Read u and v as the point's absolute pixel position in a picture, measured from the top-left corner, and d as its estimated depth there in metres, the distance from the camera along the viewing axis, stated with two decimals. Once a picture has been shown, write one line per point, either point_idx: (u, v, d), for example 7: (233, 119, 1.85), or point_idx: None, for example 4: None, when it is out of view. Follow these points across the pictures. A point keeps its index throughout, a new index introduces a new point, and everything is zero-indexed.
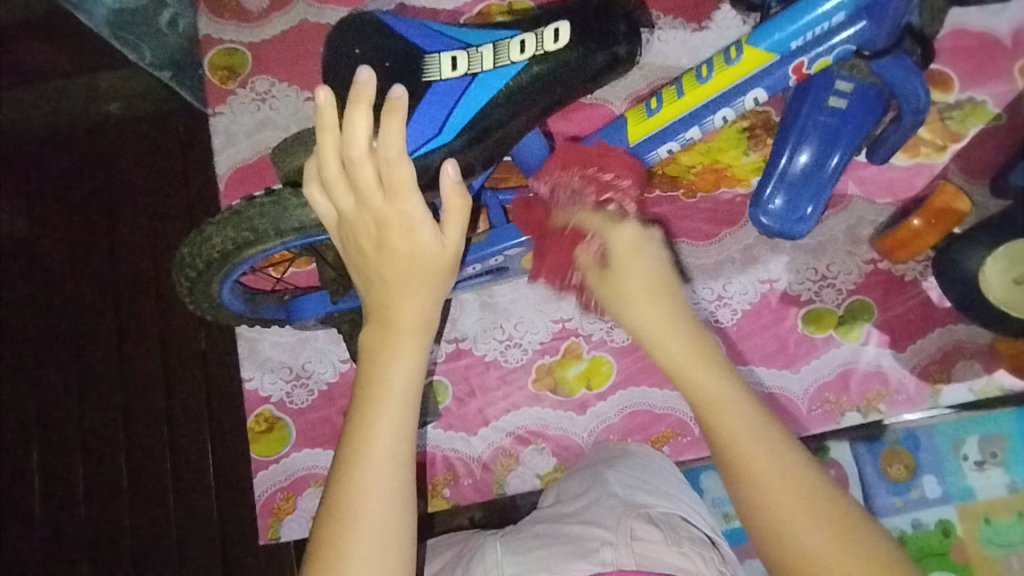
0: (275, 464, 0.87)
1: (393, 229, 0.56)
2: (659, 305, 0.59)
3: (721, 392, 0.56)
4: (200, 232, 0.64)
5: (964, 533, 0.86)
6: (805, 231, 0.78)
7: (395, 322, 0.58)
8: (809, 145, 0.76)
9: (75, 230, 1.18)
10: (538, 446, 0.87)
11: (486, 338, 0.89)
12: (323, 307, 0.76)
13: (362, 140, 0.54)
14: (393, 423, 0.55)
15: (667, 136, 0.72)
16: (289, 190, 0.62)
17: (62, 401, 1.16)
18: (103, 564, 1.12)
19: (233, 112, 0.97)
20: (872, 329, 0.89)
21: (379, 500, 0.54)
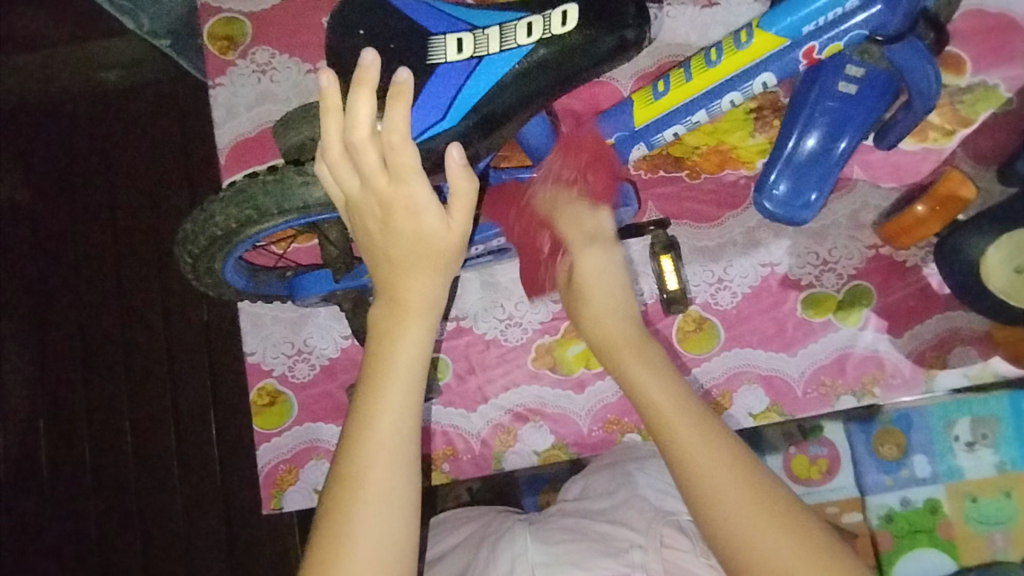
0: (277, 437, 0.89)
1: (397, 211, 0.56)
2: (611, 324, 0.66)
3: (653, 386, 0.61)
4: (202, 209, 0.64)
5: (951, 510, 0.88)
6: (808, 217, 0.78)
7: (402, 299, 0.58)
8: (817, 130, 0.75)
9: (75, 199, 1.18)
10: (537, 424, 0.88)
11: (487, 317, 0.90)
12: (324, 285, 0.76)
13: (365, 123, 0.53)
14: (400, 397, 0.56)
15: (673, 120, 0.72)
16: (291, 167, 0.61)
17: (67, 366, 1.17)
18: (111, 527, 1.15)
19: (233, 84, 0.96)
20: (870, 314, 0.89)
21: (385, 472, 0.55)
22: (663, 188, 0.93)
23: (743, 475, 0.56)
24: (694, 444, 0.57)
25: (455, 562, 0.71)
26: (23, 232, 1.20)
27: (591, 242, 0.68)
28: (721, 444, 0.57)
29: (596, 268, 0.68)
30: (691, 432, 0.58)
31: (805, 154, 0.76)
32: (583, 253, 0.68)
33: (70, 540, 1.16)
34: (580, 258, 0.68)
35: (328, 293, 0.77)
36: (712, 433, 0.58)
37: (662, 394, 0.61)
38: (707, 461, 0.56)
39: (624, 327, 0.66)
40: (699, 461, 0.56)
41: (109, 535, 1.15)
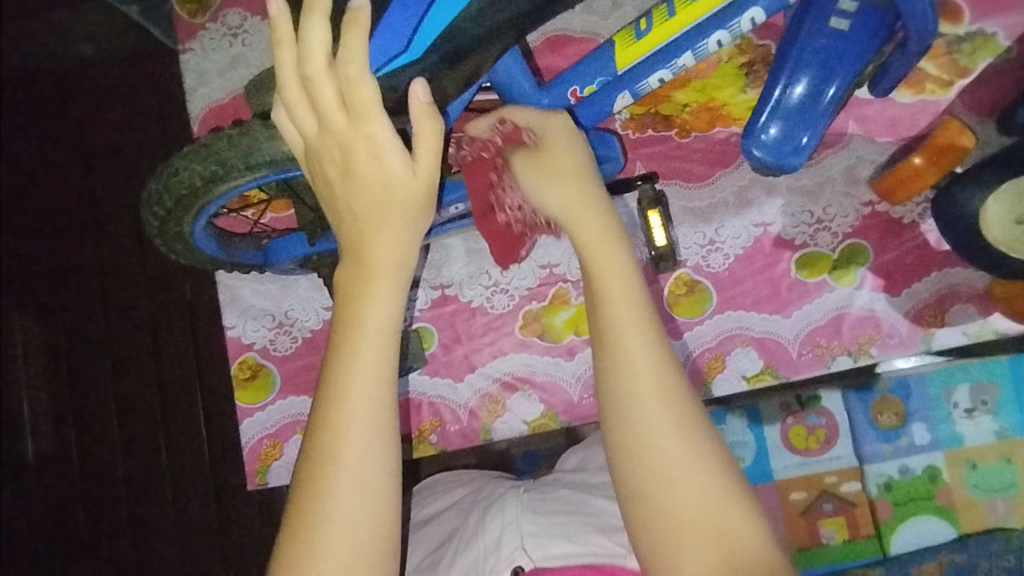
0: (260, 412, 0.86)
1: (358, 154, 0.53)
2: (583, 225, 0.63)
3: (618, 286, 0.60)
4: (167, 167, 0.61)
5: (951, 478, 0.87)
6: (799, 164, 0.74)
7: (369, 260, 0.55)
8: (806, 74, 0.71)
9: (57, 178, 1.17)
10: (526, 393, 0.86)
11: (473, 284, 0.87)
12: (300, 249, 0.73)
13: (321, 63, 0.51)
14: (373, 361, 0.54)
15: (657, 63, 0.67)
16: (258, 119, 0.58)
17: (50, 342, 1.18)
18: (100, 506, 1.15)
19: (205, 48, 0.92)
20: (867, 274, 0.87)
21: (359, 438, 0.53)
22: (652, 147, 0.90)
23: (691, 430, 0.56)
24: (649, 394, 0.56)
25: (442, 524, 0.71)
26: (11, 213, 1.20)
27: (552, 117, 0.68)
28: (665, 377, 0.57)
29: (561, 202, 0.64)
30: (646, 379, 0.56)
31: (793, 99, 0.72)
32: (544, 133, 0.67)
33: (61, 520, 1.17)
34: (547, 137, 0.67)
35: (305, 258, 0.74)
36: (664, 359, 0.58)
37: (617, 283, 0.60)
38: (649, 390, 0.56)
39: (590, 207, 0.63)
40: (648, 408, 0.56)
41: (99, 514, 1.15)
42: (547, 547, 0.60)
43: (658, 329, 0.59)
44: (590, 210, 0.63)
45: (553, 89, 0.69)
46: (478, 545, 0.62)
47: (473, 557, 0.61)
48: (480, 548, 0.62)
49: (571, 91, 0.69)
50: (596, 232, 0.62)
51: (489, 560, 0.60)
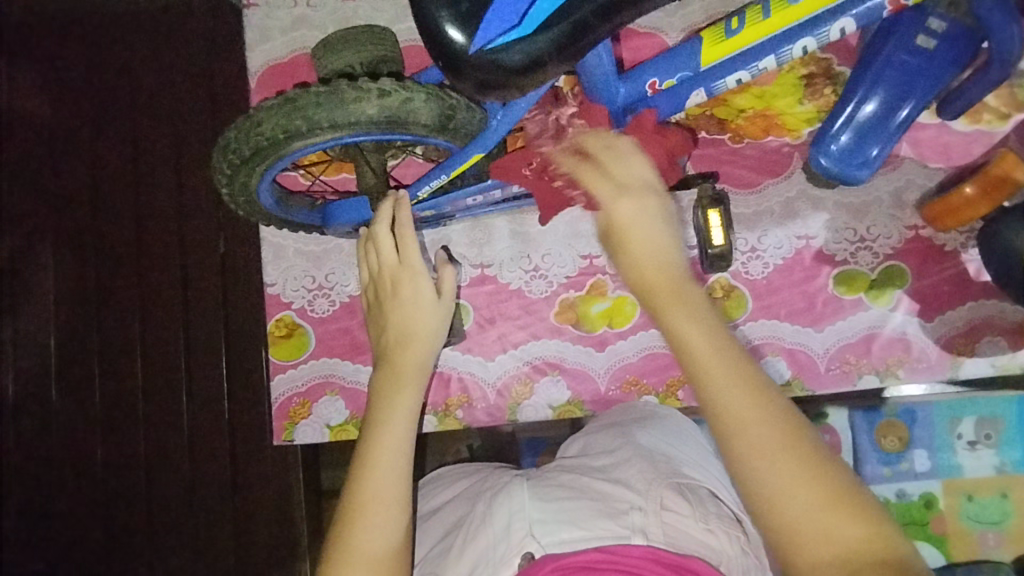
0: (293, 369, 0.88)
1: (403, 284, 0.72)
2: (656, 271, 0.54)
3: (696, 331, 0.51)
4: (249, 117, 0.62)
5: (945, 506, 0.88)
6: (865, 177, 0.74)
7: (401, 362, 0.70)
8: (881, 91, 0.71)
9: (112, 122, 1.21)
10: (554, 378, 0.87)
11: (513, 266, 0.88)
12: (362, 213, 0.75)
13: (385, 239, 0.72)
14: (395, 441, 0.64)
15: (739, 64, 0.66)
16: (346, 80, 0.59)
17: (82, 282, 1.21)
18: (118, 447, 1.18)
19: (269, 5, 0.93)
20: (903, 296, 0.87)
21: (381, 506, 0.61)
22: (703, 149, 0.90)
23: (796, 434, 0.47)
24: (732, 387, 0.48)
25: (450, 516, 0.72)
26: (59, 154, 1.23)
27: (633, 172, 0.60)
28: (765, 404, 0.48)
29: (636, 215, 0.57)
30: (750, 416, 0.47)
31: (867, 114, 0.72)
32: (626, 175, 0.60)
33: (78, 457, 1.20)
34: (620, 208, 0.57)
35: (361, 224, 0.76)
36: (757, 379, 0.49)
37: (707, 338, 0.50)
38: (753, 427, 0.47)
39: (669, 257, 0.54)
40: (754, 429, 0.47)
41: (116, 455, 1.18)
42: (555, 534, 0.59)
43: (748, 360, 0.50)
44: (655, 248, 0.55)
45: (633, 78, 0.67)
46: (486, 533, 0.62)
47: (481, 547, 0.61)
48: (488, 537, 0.61)
49: (651, 81, 0.67)
50: (647, 260, 0.55)
51: (500, 547, 0.60)
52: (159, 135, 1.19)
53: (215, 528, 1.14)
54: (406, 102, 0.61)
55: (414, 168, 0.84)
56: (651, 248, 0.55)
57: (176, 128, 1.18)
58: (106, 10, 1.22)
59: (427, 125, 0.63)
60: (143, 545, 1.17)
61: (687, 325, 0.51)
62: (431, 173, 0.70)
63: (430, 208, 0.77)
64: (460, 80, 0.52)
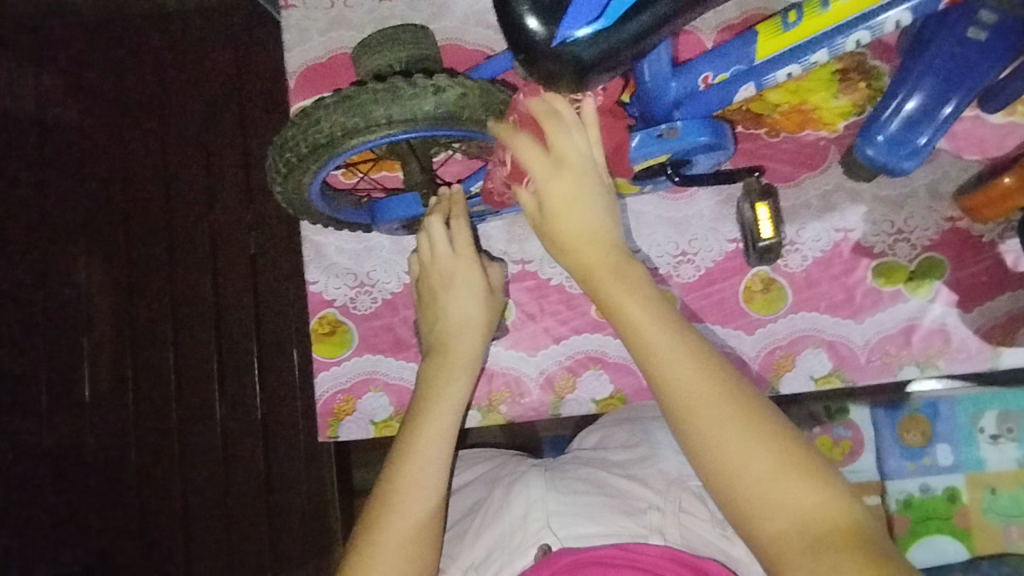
0: (336, 366, 0.88)
1: (457, 279, 0.75)
2: (590, 246, 0.60)
3: (639, 309, 0.56)
4: (306, 115, 0.62)
5: (970, 501, 0.88)
6: (910, 167, 0.75)
7: (453, 351, 0.73)
8: (930, 83, 0.72)
9: (141, 124, 1.22)
10: (597, 372, 0.88)
11: (553, 262, 0.89)
12: (413, 210, 0.76)
13: (439, 230, 0.73)
14: (440, 427, 0.67)
15: (792, 58, 0.67)
16: (404, 77, 0.59)
17: (113, 283, 1.21)
18: (151, 448, 1.19)
19: (306, 6, 0.93)
20: (941, 287, 0.88)
21: (420, 491, 0.64)
22: (740, 144, 0.91)
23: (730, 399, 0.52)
24: (668, 351, 0.54)
25: (466, 497, 0.75)
26: (88, 157, 1.24)
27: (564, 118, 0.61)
28: (711, 369, 0.53)
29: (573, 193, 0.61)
30: (699, 381, 0.52)
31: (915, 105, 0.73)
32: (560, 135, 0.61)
33: (110, 459, 1.20)
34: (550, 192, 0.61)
35: (411, 219, 0.77)
36: (688, 339, 0.55)
37: (646, 317, 0.56)
38: (699, 393, 0.52)
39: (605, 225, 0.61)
40: (694, 399, 0.52)
41: (149, 456, 1.19)
42: (571, 527, 0.62)
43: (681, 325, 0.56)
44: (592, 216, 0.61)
45: (685, 73, 0.67)
46: (507, 519, 0.65)
47: (501, 531, 0.64)
48: (507, 523, 0.64)
49: (703, 76, 0.68)
50: (578, 230, 0.61)
51: (516, 536, 0.63)
52: (189, 138, 1.20)
53: (247, 527, 1.15)
54: (462, 97, 0.61)
55: (459, 164, 0.85)
56: (579, 205, 0.61)
57: (206, 130, 1.19)
58: (136, 14, 1.23)
59: (482, 120, 0.63)
60: (176, 546, 1.18)
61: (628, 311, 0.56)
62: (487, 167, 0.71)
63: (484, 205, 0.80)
64: (533, 72, 0.53)
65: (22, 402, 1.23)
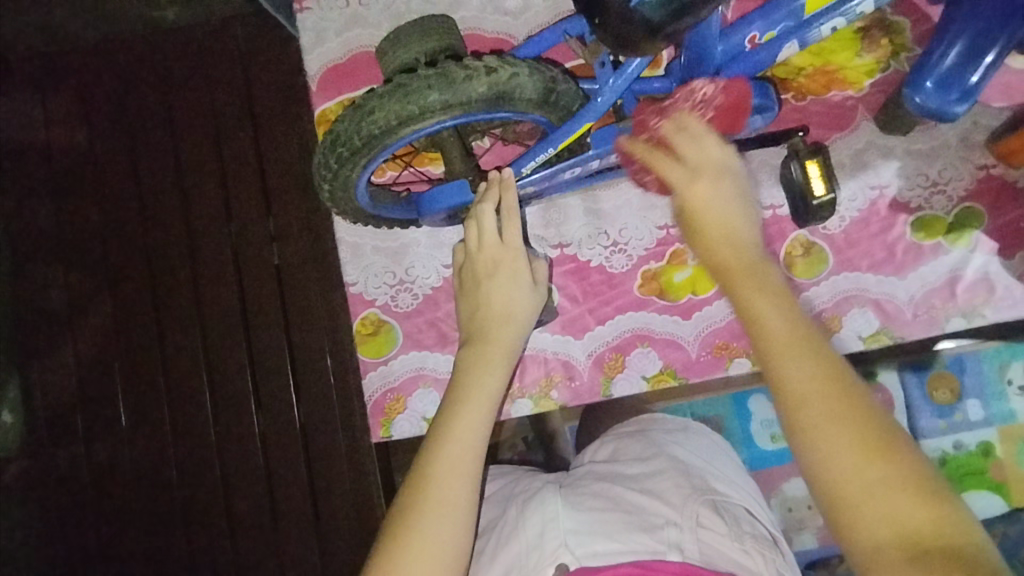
0: (383, 366, 0.88)
1: (503, 270, 0.75)
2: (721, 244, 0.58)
3: (768, 310, 0.53)
4: (358, 107, 0.62)
5: (1003, 453, 0.95)
6: (960, 113, 0.75)
7: (493, 339, 0.73)
8: (971, 31, 0.73)
9: (153, 141, 1.21)
10: (645, 350, 0.87)
11: (592, 244, 0.89)
12: (460, 196, 0.74)
13: (491, 218, 0.73)
14: (477, 419, 0.67)
15: (837, 9, 0.67)
16: (456, 60, 0.60)
17: (138, 304, 1.20)
18: (191, 466, 1.18)
19: (321, 8, 0.93)
20: (981, 236, 0.87)
21: (457, 483, 0.63)
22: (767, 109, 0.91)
23: (853, 421, 0.48)
24: (801, 359, 0.50)
25: (487, 512, 0.76)
26: (103, 179, 1.23)
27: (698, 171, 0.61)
28: (835, 377, 0.49)
29: (712, 193, 0.59)
30: (821, 394, 0.49)
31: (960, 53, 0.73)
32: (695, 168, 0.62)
33: (150, 482, 1.19)
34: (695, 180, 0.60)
35: (458, 209, 0.76)
36: (819, 349, 0.51)
37: (779, 317, 0.52)
38: (818, 398, 0.48)
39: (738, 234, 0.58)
40: (811, 408, 0.48)
41: (190, 476, 1.18)
42: (587, 545, 0.63)
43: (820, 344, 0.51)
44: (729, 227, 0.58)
45: (731, 34, 0.68)
46: (520, 539, 0.66)
47: (516, 551, 0.65)
48: (523, 542, 0.65)
49: (750, 36, 0.68)
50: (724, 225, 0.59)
51: (533, 554, 0.64)
52: (203, 151, 1.19)
53: (295, 538, 1.14)
54: (512, 77, 0.61)
55: (491, 153, 0.84)
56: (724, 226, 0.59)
57: (220, 141, 1.18)
58: (139, 32, 1.23)
59: (532, 99, 0.63)
60: (225, 564, 1.17)
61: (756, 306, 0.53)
62: (538, 147, 0.70)
63: (531, 184, 0.76)
64: (602, 28, 0.53)
65: (56, 433, 1.22)
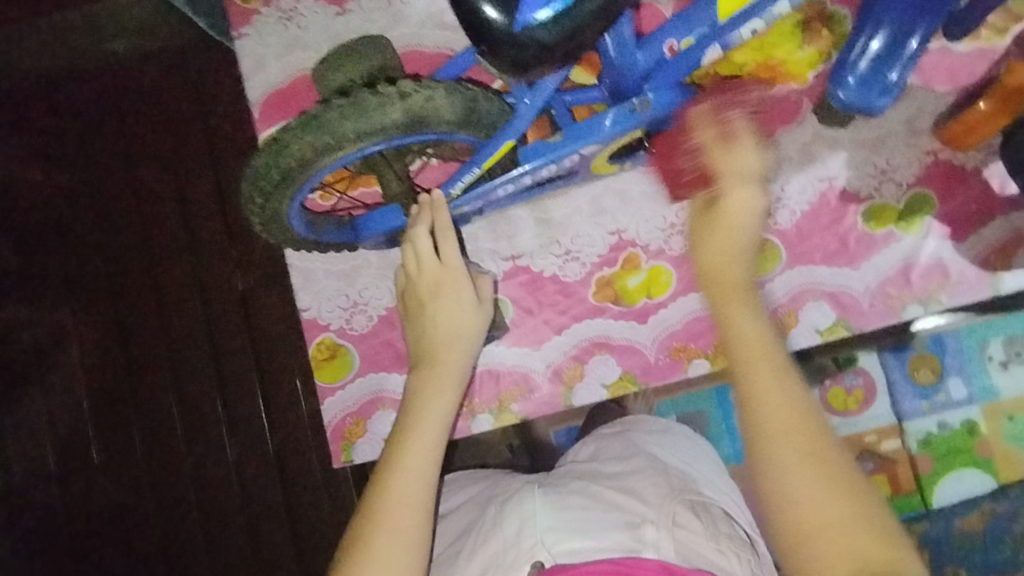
0: (341, 391, 0.87)
1: (447, 286, 0.74)
2: (723, 258, 0.68)
3: (753, 324, 0.64)
4: (273, 140, 0.62)
5: (988, 431, 0.95)
6: (884, 107, 0.75)
7: (443, 359, 0.73)
8: (893, 20, 0.72)
9: (111, 174, 1.20)
10: (604, 357, 0.87)
11: (544, 254, 0.88)
12: (394, 220, 0.76)
13: (425, 238, 0.73)
14: (428, 442, 0.67)
15: (754, 12, 0.66)
16: (368, 88, 0.59)
17: (105, 338, 1.20)
18: (168, 498, 1.17)
19: (259, 33, 0.93)
20: (933, 222, 0.87)
21: (407, 507, 0.63)
22: None
23: (822, 458, 0.56)
24: (767, 384, 0.59)
25: (463, 516, 0.75)
26: (61, 215, 1.22)
27: (739, 180, 0.68)
28: (799, 412, 0.58)
29: (743, 204, 0.68)
30: (793, 421, 0.58)
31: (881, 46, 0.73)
32: (735, 192, 0.68)
33: (128, 520, 1.18)
34: (725, 185, 0.69)
35: (394, 231, 0.78)
36: (788, 375, 0.60)
37: (755, 334, 0.63)
38: (790, 426, 0.57)
39: (734, 266, 0.67)
40: (778, 435, 0.57)
41: (167, 510, 1.17)
42: (566, 543, 0.63)
43: (790, 372, 0.60)
44: (737, 262, 0.67)
45: (649, 44, 0.67)
46: (497, 539, 0.66)
47: (492, 552, 0.65)
48: (500, 541, 0.65)
49: (668, 44, 0.67)
50: (718, 246, 0.68)
51: (510, 553, 0.63)
52: (161, 182, 1.18)
53: (275, 563, 1.13)
54: (428, 100, 0.61)
55: (436, 170, 0.84)
56: (724, 253, 0.68)
57: (177, 171, 1.18)
58: (90, 67, 1.22)
59: (451, 120, 0.63)
60: None
61: (748, 356, 0.61)
62: (462, 169, 0.69)
63: (467, 203, 0.76)
64: (499, 59, 0.54)
65: (30, 472, 1.21)
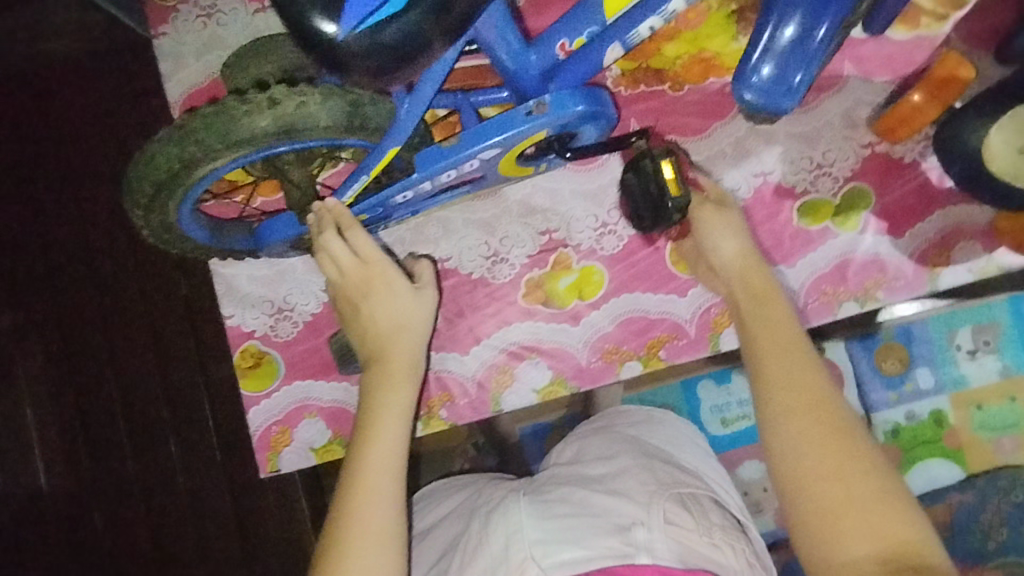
0: (267, 399, 0.85)
1: (376, 284, 0.72)
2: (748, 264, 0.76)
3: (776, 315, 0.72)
4: (145, 152, 0.62)
5: (956, 421, 0.93)
6: (792, 106, 0.74)
7: (391, 355, 0.71)
8: (796, 16, 0.71)
9: (50, 177, 1.18)
10: (533, 361, 0.85)
11: (472, 256, 0.86)
12: (292, 229, 0.74)
13: (336, 243, 0.71)
14: (394, 435, 0.67)
15: (646, 11, 0.65)
16: (233, 96, 0.59)
17: (48, 345, 1.18)
18: (115, 505, 1.16)
19: (178, 32, 0.90)
20: (870, 217, 0.85)
21: (378, 499, 0.63)
22: (646, 103, 0.88)
23: (838, 431, 0.62)
24: (786, 365, 0.68)
25: (448, 530, 0.72)
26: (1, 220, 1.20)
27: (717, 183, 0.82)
28: (820, 391, 0.65)
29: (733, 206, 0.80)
30: (805, 396, 0.65)
31: (783, 43, 0.72)
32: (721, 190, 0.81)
33: (74, 529, 1.16)
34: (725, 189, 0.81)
35: (297, 238, 0.76)
36: (809, 361, 0.68)
37: (777, 323, 0.72)
38: (808, 397, 0.65)
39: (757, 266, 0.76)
40: (792, 407, 0.64)
41: (115, 518, 1.16)
42: (555, 555, 0.61)
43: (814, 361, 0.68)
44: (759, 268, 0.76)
45: (541, 45, 0.66)
46: (484, 554, 0.63)
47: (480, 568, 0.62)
48: (486, 558, 0.62)
49: (560, 44, 0.66)
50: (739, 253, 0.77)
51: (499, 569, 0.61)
52: (99, 185, 1.16)
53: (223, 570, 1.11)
54: (300, 107, 0.60)
55: None
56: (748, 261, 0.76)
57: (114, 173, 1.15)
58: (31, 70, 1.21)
59: (328, 125, 0.62)
60: None
61: (767, 343, 0.70)
62: (353, 175, 0.68)
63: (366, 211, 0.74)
64: (350, 73, 0.53)
65: None
